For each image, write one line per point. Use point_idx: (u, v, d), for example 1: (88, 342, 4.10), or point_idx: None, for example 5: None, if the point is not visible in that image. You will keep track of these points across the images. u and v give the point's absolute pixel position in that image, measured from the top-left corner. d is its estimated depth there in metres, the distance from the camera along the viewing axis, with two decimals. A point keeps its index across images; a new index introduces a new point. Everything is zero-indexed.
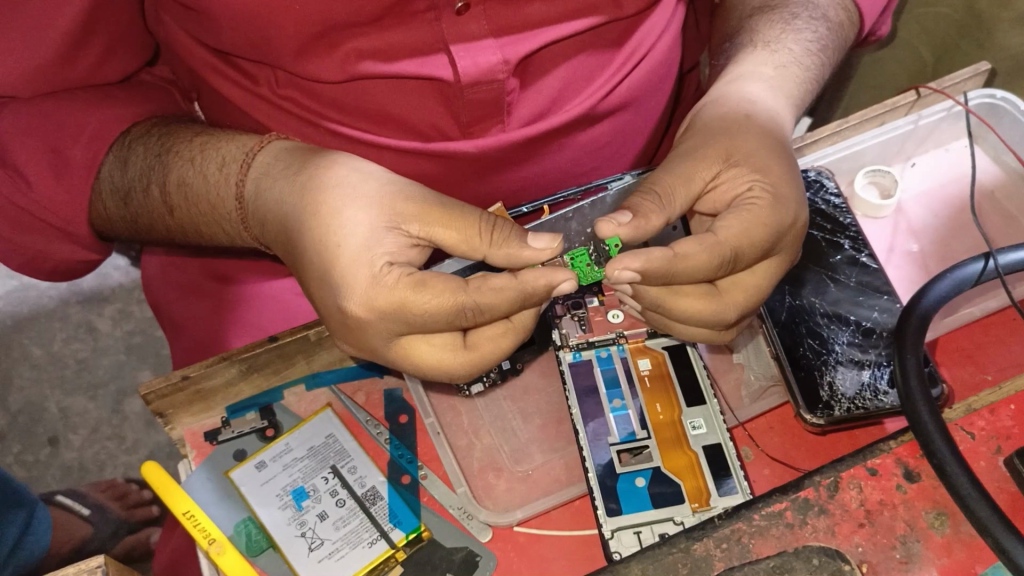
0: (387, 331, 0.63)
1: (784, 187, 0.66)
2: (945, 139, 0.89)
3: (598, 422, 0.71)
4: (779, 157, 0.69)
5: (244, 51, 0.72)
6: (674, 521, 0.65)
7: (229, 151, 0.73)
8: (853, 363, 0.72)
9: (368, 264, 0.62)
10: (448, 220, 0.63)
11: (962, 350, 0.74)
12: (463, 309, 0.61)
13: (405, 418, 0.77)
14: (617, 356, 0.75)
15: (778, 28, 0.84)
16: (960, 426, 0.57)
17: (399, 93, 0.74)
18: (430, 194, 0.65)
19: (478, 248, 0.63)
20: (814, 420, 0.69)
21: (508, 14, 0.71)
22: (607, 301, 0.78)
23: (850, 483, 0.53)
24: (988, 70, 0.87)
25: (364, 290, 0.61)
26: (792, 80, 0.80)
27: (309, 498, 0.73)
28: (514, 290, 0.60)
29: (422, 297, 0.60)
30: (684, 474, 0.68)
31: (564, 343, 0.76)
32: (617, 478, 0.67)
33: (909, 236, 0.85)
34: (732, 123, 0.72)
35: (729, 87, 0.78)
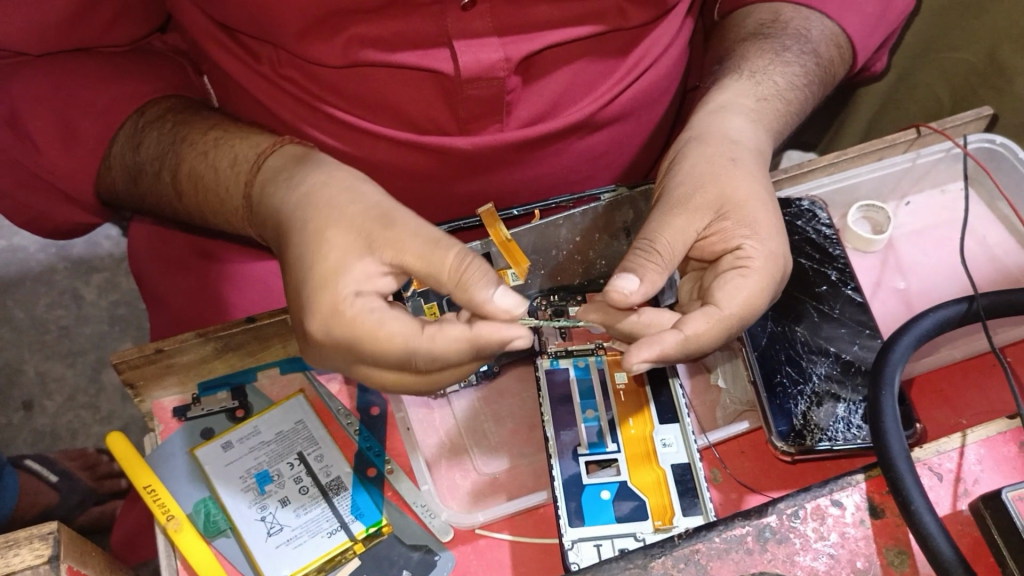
0: (348, 361, 0.63)
1: (779, 246, 0.69)
2: (943, 180, 0.89)
3: (569, 431, 0.71)
4: (768, 206, 0.71)
5: (248, 28, 0.72)
6: (636, 537, 0.65)
7: (243, 149, 0.72)
8: (829, 396, 0.72)
9: (332, 290, 0.61)
10: (419, 254, 0.61)
11: (940, 392, 0.74)
12: (415, 351, 0.60)
13: (377, 411, 0.76)
14: (595, 368, 0.75)
15: (767, 57, 0.83)
16: (927, 467, 0.56)
17: (401, 83, 0.74)
18: (413, 222, 0.63)
19: (443, 283, 0.61)
20: (784, 448, 0.69)
21: (514, 14, 0.71)
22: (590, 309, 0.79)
23: (813, 515, 0.53)
24: (990, 115, 0.88)
25: (320, 308, 0.60)
26: (772, 113, 0.80)
27: (272, 483, 0.72)
28: (446, 344, 0.60)
29: (376, 332, 0.60)
30: (650, 491, 0.67)
31: (542, 350, 0.76)
32: (584, 489, 0.67)
33: (898, 273, 0.85)
34: (720, 164, 0.72)
35: (719, 118, 0.77)
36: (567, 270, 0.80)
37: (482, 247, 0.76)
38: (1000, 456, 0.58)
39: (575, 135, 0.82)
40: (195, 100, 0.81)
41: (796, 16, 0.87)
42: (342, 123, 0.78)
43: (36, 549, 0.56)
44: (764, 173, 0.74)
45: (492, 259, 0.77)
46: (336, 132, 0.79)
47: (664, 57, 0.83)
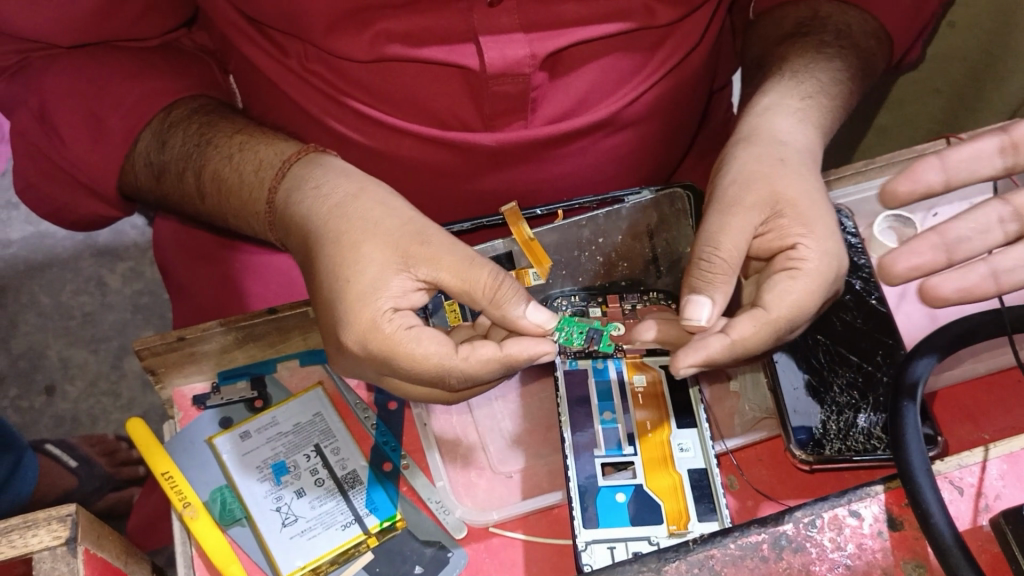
0: (377, 370, 0.65)
1: (832, 238, 0.68)
2: (971, 192, 0.88)
3: (586, 432, 0.71)
4: (817, 198, 0.71)
5: (276, 22, 0.73)
6: (651, 541, 0.64)
7: (268, 154, 0.73)
8: (850, 406, 0.71)
9: (371, 305, 0.63)
10: (456, 269, 0.64)
11: (963, 407, 0.73)
12: (448, 372, 0.63)
13: (395, 405, 0.77)
14: (613, 370, 0.75)
15: (807, 58, 0.83)
16: (948, 480, 0.55)
17: (428, 78, 0.74)
18: (446, 240, 0.65)
19: (477, 301, 0.65)
20: (802, 456, 0.69)
21: (542, 11, 0.71)
22: (610, 312, 0.78)
23: (831, 524, 0.53)
24: None
25: (359, 322, 0.63)
26: (819, 111, 0.79)
27: (288, 474, 0.72)
28: (468, 369, 0.63)
29: (412, 348, 0.62)
30: (665, 495, 0.67)
31: (561, 350, 0.75)
32: (598, 491, 0.67)
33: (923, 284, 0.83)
34: (768, 165, 0.72)
35: (761, 119, 0.78)
36: (589, 271, 0.79)
37: (505, 246, 0.77)
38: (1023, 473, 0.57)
39: (600, 134, 0.82)
40: (219, 100, 0.82)
41: (830, 10, 0.87)
42: (366, 119, 0.78)
43: (54, 531, 0.56)
44: (813, 169, 0.74)
45: (513, 257, 0.77)
46: (361, 127, 0.79)
47: (691, 58, 0.83)
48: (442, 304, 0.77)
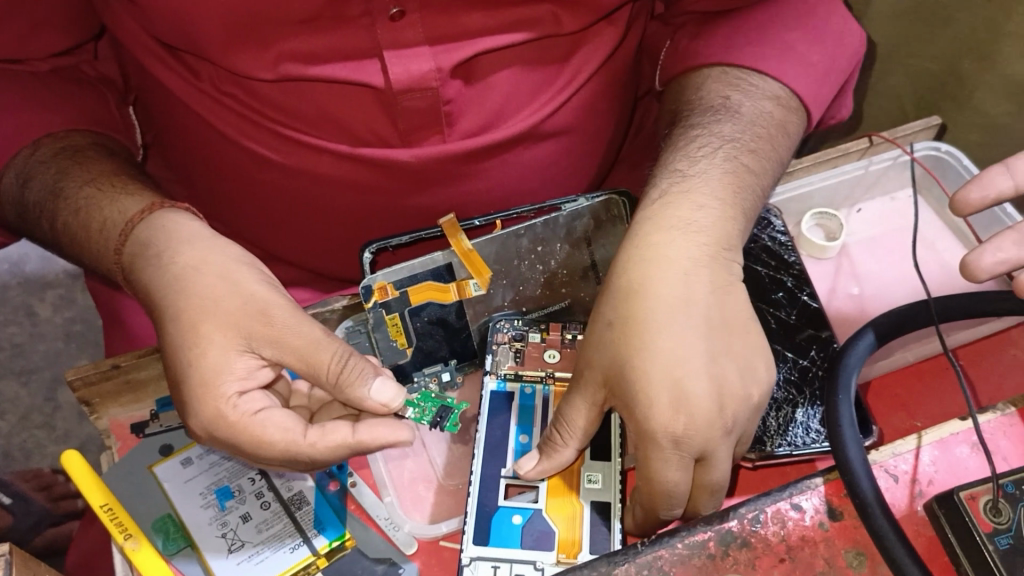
0: (233, 452, 0.67)
1: (666, 426, 0.61)
2: (892, 188, 0.90)
3: (498, 452, 0.70)
4: (680, 363, 0.62)
5: (182, 43, 0.74)
6: (535, 565, 0.64)
7: (113, 213, 0.73)
8: (787, 401, 0.72)
9: (215, 391, 0.64)
10: (302, 347, 0.66)
11: (896, 395, 0.74)
12: (298, 455, 0.65)
13: (336, 485, 0.73)
14: (540, 395, 0.74)
15: (691, 151, 0.74)
16: (883, 468, 0.57)
17: (339, 96, 0.75)
18: (292, 317, 0.67)
19: (323, 384, 0.66)
20: (747, 454, 0.70)
21: (447, 22, 0.72)
22: (549, 339, 0.77)
23: (774, 518, 0.54)
24: (938, 125, 0.90)
25: (203, 407, 0.64)
26: (706, 214, 0.69)
27: (233, 498, 0.71)
28: (319, 451, 0.65)
29: (258, 435, 0.64)
30: (562, 521, 0.66)
31: (492, 369, 0.75)
32: (496, 510, 0.67)
33: (852, 279, 0.85)
34: (612, 336, 0.65)
35: (651, 244, 0.67)
36: (529, 280, 0.79)
37: (444, 258, 0.76)
38: (955, 459, 0.58)
39: (525, 144, 0.82)
40: (95, 138, 0.81)
41: (719, 92, 0.79)
42: (286, 139, 0.79)
43: None
44: (689, 319, 0.63)
45: (454, 270, 0.76)
46: (282, 151, 0.80)
47: (608, 64, 0.83)
48: (383, 318, 0.76)
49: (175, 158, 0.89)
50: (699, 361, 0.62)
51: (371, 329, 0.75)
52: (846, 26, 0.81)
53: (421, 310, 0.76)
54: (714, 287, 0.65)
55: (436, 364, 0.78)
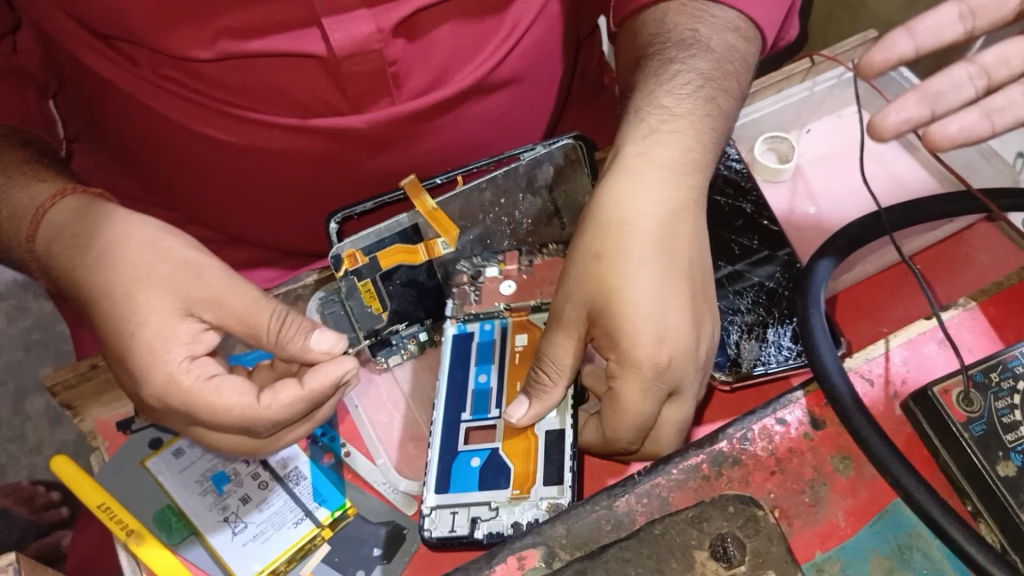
0: (186, 420, 0.67)
1: (647, 360, 0.61)
2: (837, 106, 0.92)
3: (458, 397, 0.74)
4: (657, 303, 0.62)
5: (115, 31, 0.73)
6: (489, 506, 0.66)
7: (24, 201, 0.72)
8: (758, 323, 0.73)
9: (164, 359, 0.64)
10: (241, 308, 0.66)
11: (859, 304, 0.76)
12: (253, 422, 0.65)
13: (331, 458, 0.74)
14: (498, 328, 0.77)
15: (660, 85, 0.72)
16: (858, 373, 0.60)
17: (282, 68, 0.74)
18: (226, 279, 0.67)
19: (265, 343, 0.67)
20: (722, 377, 0.70)
21: None
22: (506, 271, 0.80)
23: (761, 435, 0.56)
24: (874, 39, 0.92)
25: (152, 376, 0.64)
26: (682, 149, 0.67)
27: (230, 482, 0.72)
28: (274, 414, 0.65)
29: (213, 400, 0.64)
30: (516, 457, 0.68)
31: (450, 313, 0.79)
32: (456, 456, 0.70)
33: (807, 198, 0.87)
34: (599, 269, 0.63)
35: (635, 178, 0.65)
36: (496, 233, 0.80)
37: (409, 220, 0.75)
38: (924, 355, 0.61)
39: (474, 98, 0.82)
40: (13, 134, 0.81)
41: (686, 23, 0.76)
42: (234, 118, 0.78)
43: None
44: (672, 257, 0.63)
45: (421, 230, 0.76)
46: (231, 130, 0.79)
47: (548, 8, 0.83)
48: (356, 285, 0.75)
49: (121, 149, 0.87)
50: (678, 293, 0.63)
51: (346, 297, 0.75)
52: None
53: (392, 274, 0.76)
54: (694, 229, 0.66)
55: (413, 325, 0.79)
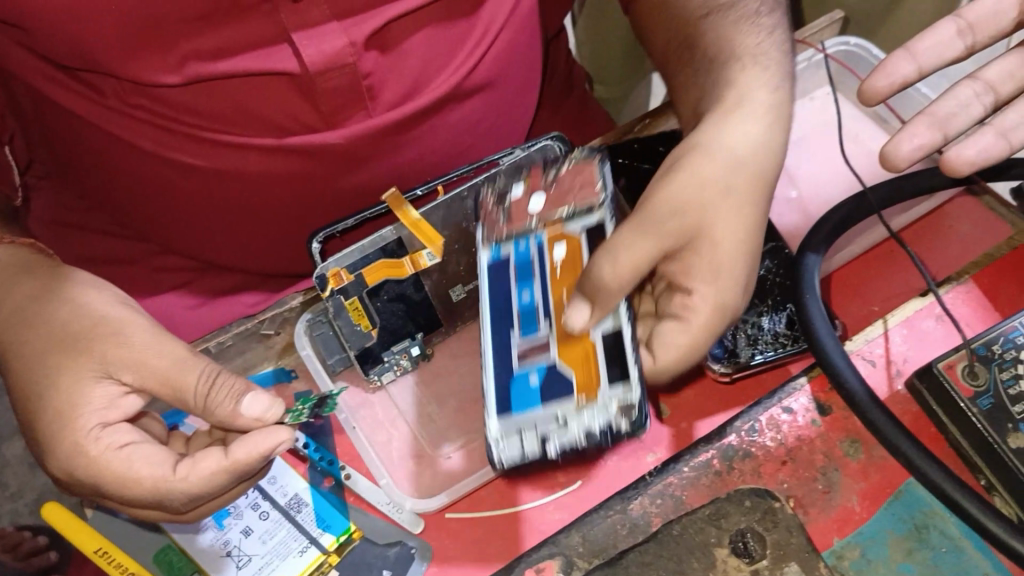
0: (97, 494, 0.61)
1: (734, 300, 0.62)
2: (810, 88, 0.92)
3: (502, 318, 0.64)
4: (751, 245, 0.63)
5: (76, 62, 0.70)
6: (559, 423, 0.58)
7: None
8: (751, 311, 0.72)
9: (73, 425, 0.59)
10: (162, 373, 0.61)
11: (848, 283, 0.74)
12: (166, 496, 0.59)
13: (331, 481, 0.71)
14: (534, 245, 0.67)
15: (743, 25, 0.72)
16: (861, 356, 0.64)
17: (252, 88, 0.72)
18: (150, 337, 0.62)
19: (191, 408, 0.61)
20: (721, 369, 0.70)
21: None
22: (533, 184, 0.70)
23: (769, 424, 0.67)
24: (842, 19, 0.93)
25: (64, 449, 0.59)
26: (777, 94, 0.69)
27: (229, 515, 0.70)
28: (190, 489, 0.59)
29: (122, 472, 0.58)
30: (576, 365, 0.60)
31: (482, 240, 0.68)
32: (511, 375, 0.61)
33: (789, 183, 0.86)
34: (704, 194, 0.63)
35: (734, 117, 0.67)
36: None
37: (393, 233, 0.73)
38: (922, 332, 0.65)
39: (448, 105, 0.81)
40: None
41: None
42: (206, 142, 0.76)
43: None
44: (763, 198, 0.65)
45: (404, 243, 0.74)
46: (203, 154, 0.77)
47: (517, 8, 0.82)
48: (343, 304, 0.72)
49: (87, 182, 0.85)
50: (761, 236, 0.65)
51: (334, 317, 0.73)
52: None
53: (380, 290, 0.73)
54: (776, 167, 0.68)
55: (404, 340, 0.76)
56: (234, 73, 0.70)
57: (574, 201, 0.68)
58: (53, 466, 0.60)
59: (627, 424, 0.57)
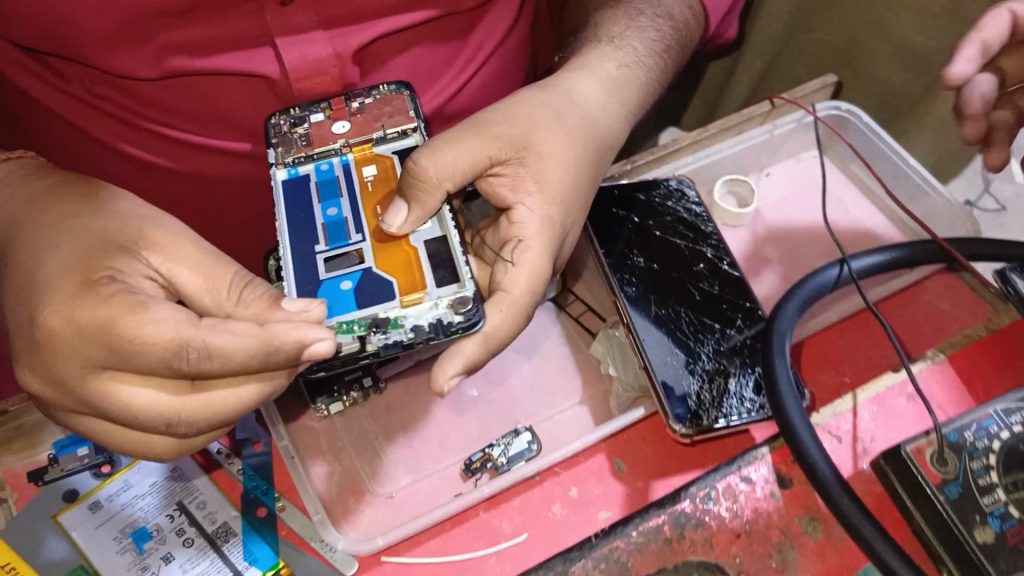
0: (89, 359, 0.51)
1: (560, 217, 0.63)
2: (797, 149, 0.91)
3: (305, 231, 0.60)
4: (575, 178, 0.64)
5: (47, 45, 0.66)
6: (379, 316, 0.54)
7: None
8: (719, 373, 0.69)
9: (84, 272, 0.53)
10: (200, 263, 0.57)
11: (822, 354, 0.72)
12: (188, 340, 0.50)
13: (264, 512, 0.67)
14: (339, 168, 0.65)
15: (622, 24, 0.76)
16: (827, 431, 0.62)
17: (228, 90, 0.70)
18: (187, 235, 0.59)
19: (223, 305, 0.56)
20: (683, 430, 0.66)
21: (339, 5, 0.67)
22: (333, 113, 0.66)
23: (724, 493, 0.63)
24: (835, 83, 0.92)
25: (79, 309, 0.51)
26: (634, 81, 0.72)
27: (151, 540, 0.65)
28: (254, 343, 0.50)
29: (140, 314, 0.50)
30: (397, 271, 0.57)
31: (278, 161, 0.64)
32: (318, 286, 0.57)
33: (768, 243, 0.85)
34: (538, 113, 0.64)
35: (573, 70, 0.70)
36: None
37: None
38: (892, 410, 0.63)
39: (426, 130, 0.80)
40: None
41: None
42: (172, 140, 0.74)
43: None
44: (595, 156, 0.67)
45: None
46: (165, 149, 0.75)
47: (509, 36, 0.80)
48: None
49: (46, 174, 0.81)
50: (588, 193, 0.66)
51: None
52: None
53: None
54: (620, 131, 0.70)
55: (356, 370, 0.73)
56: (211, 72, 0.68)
57: (387, 125, 0.66)
58: (54, 330, 0.51)
59: (460, 317, 0.53)
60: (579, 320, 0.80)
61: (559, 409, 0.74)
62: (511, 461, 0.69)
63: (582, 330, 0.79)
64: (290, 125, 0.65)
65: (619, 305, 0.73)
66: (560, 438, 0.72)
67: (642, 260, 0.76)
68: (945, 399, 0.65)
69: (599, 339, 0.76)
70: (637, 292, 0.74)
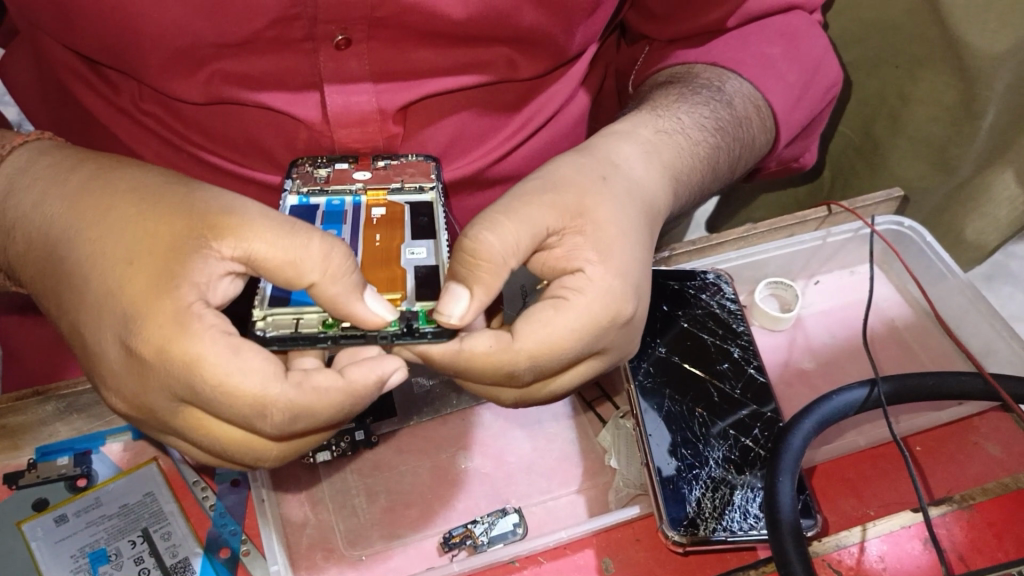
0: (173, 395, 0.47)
1: (625, 294, 0.55)
2: (851, 261, 0.87)
3: None
4: (635, 250, 0.57)
5: (105, 57, 0.66)
6: None
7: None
8: (725, 483, 0.64)
9: (163, 292, 0.46)
10: (279, 235, 0.48)
11: (845, 479, 0.66)
12: (276, 399, 0.46)
13: (227, 553, 0.64)
14: (349, 205, 0.65)
15: (673, 99, 0.73)
16: (827, 562, 0.60)
17: (271, 123, 0.69)
18: (258, 207, 0.50)
19: (304, 276, 0.47)
20: (677, 538, 0.61)
21: (394, 58, 0.65)
22: (359, 165, 0.69)
23: None
24: (900, 197, 0.87)
25: (157, 331, 0.46)
26: (673, 148, 0.68)
27: (107, 564, 0.64)
28: (343, 392, 0.48)
29: (224, 374, 0.45)
30: (379, 285, 0.56)
31: (291, 187, 0.66)
32: None
33: (806, 353, 0.80)
34: (584, 178, 0.59)
35: (614, 130, 0.68)
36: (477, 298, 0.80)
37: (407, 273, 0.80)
38: (903, 552, 0.60)
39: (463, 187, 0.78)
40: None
41: (713, 79, 0.76)
42: (209, 164, 0.74)
43: None
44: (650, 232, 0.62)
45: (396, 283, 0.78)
46: (207, 173, 0.75)
47: (562, 110, 0.78)
48: None
49: None
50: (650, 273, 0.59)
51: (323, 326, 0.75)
52: (823, 58, 0.78)
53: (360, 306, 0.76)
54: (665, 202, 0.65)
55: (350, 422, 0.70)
56: (257, 104, 0.67)
57: (405, 179, 0.67)
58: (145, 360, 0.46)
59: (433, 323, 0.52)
60: (592, 406, 0.76)
61: (554, 494, 0.69)
62: (491, 542, 0.65)
63: (594, 416, 0.75)
64: (315, 167, 0.68)
65: (630, 394, 0.69)
66: (549, 525, 0.67)
67: (664, 351, 0.73)
68: (970, 546, 0.61)
69: (607, 427, 0.73)
70: (652, 384, 0.70)
